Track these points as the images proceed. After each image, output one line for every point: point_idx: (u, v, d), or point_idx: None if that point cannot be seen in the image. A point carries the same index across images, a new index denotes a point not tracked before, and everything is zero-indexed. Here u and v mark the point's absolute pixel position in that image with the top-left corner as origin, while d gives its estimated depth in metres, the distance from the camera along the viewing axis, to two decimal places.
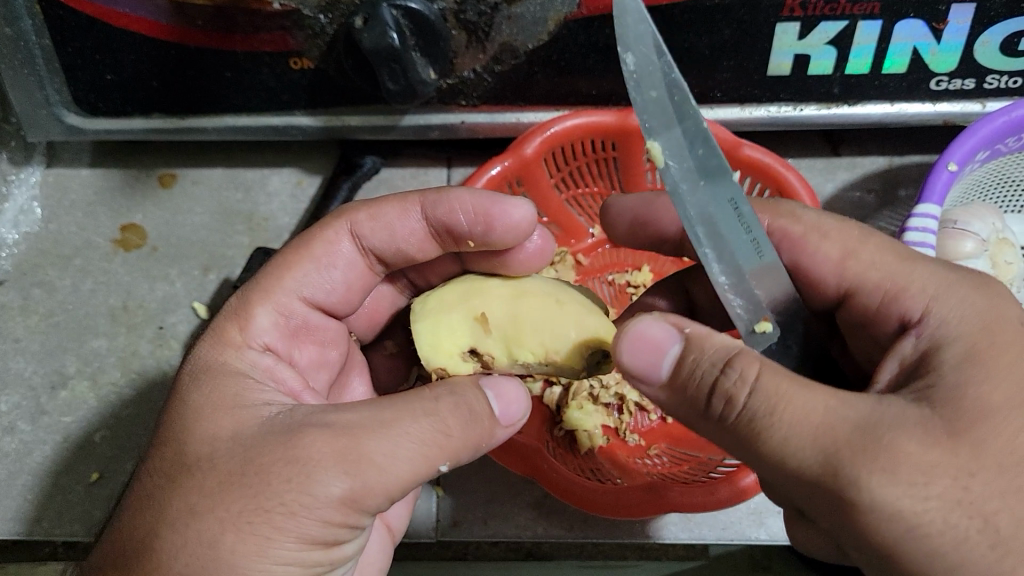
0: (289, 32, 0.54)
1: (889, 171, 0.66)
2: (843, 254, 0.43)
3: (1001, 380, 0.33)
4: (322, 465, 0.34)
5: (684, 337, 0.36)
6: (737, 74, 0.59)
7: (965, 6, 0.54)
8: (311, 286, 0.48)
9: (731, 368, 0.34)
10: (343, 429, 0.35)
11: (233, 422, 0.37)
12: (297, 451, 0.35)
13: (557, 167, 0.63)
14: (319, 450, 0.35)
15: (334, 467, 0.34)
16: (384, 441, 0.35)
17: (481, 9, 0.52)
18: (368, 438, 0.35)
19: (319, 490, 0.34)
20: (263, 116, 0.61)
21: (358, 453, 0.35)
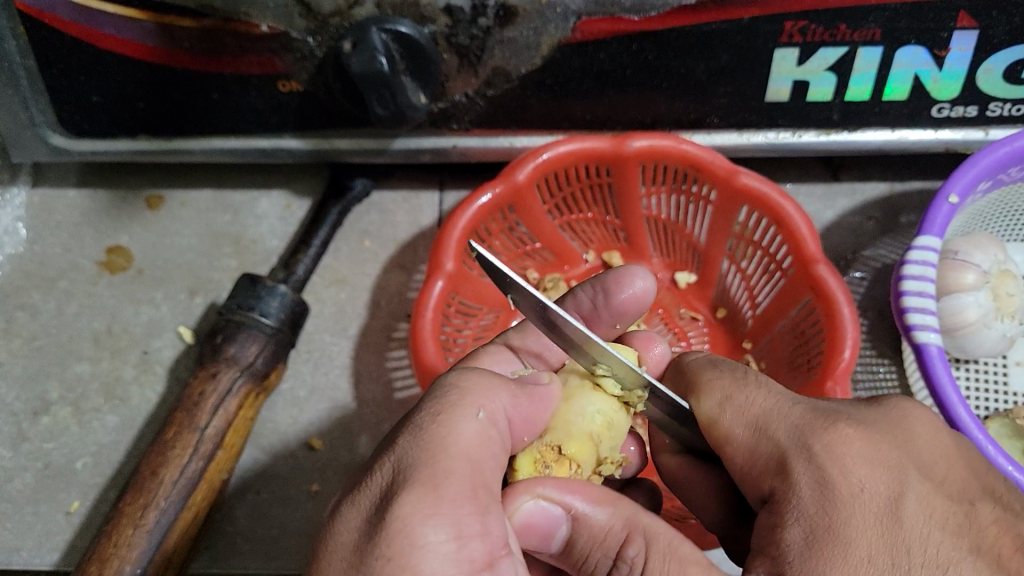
0: (277, 54, 0.53)
1: (889, 197, 0.65)
2: (721, 399, 0.39)
3: (857, 546, 0.32)
4: (419, 511, 0.32)
5: (570, 517, 0.38)
6: (734, 100, 0.58)
7: (968, 33, 0.53)
8: (519, 407, 0.39)
9: (622, 563, 0.37)
10: (423, 476, 0.33)
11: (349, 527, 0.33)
12: (398, 526, 0.32)
13: (551, 193, 0.61)
14: (408, 506, 0.32)
15: (440, 522, 0.32)
16: (467, 437, 0.35)
17: (473, 32, 0.51)
18: (440, 481, 0.33)
19: (433, 535, 0.32)
20: (251, 139, 0.60)
21: (435, 480, 0.33)
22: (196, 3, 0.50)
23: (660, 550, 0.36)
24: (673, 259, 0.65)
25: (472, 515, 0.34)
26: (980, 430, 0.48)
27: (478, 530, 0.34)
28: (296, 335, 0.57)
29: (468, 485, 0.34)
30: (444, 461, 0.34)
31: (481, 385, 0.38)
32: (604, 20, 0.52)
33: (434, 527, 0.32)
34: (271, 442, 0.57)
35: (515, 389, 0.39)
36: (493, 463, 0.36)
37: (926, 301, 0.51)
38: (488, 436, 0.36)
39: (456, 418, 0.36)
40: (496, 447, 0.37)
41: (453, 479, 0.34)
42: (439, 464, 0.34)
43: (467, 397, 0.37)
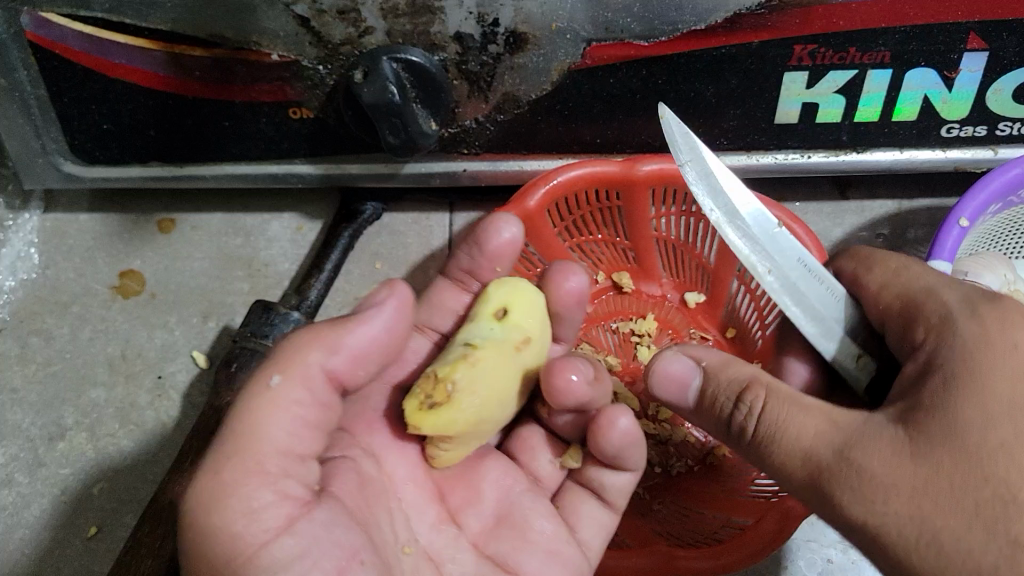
0: (288, 82, 0.54)
1: (898, 215, 0.65)
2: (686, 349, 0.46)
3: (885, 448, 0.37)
4: (210, 497, 0.37)
5: (701, 370, 0.45)
6: (744, 122, 0.58)
7: (978, 54, 0.54)
8: (334, 360, 0.41)
9: (742, 402, 0.42)
10: (213, 467, 0.38)
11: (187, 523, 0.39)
12: (201, 517, 0.37)
13: (561, 217, 0.61)
14: (199, 492, 0.37)
15: (232, 504, 0.37)
16: (269, 412, 0.39)
17: (484, 59, 0.52)
18: (235, 461, 0.38)
19: (227, 517, 0.37)
20: (263, 165, 0.60)
21: (230, 460, 0.38)
22: (207, 33, 0.51)
23: (779, 399, 0.41)
24: (682, 280, 0.65)
25: (271, 486, 0.38)
26: None
27: (274, 496, 0.38)
28: None
29: (271, 458, 0.38)
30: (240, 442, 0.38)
31: (292, 353, 0.40)
32: (615, 46, 0.52)
33: (224, 508, 0.37)
34: None
35: (329, 339, 0.41)
36: (293, 428, 0.39)
37: None
38: (286, 399, 0.39)
39: (254, 398, 0.39)
40: (300, 408, 0.40)
41: (240, 457, 0.38)
42: (229, 444, 0.38)
43: (269, 367, 0.40)
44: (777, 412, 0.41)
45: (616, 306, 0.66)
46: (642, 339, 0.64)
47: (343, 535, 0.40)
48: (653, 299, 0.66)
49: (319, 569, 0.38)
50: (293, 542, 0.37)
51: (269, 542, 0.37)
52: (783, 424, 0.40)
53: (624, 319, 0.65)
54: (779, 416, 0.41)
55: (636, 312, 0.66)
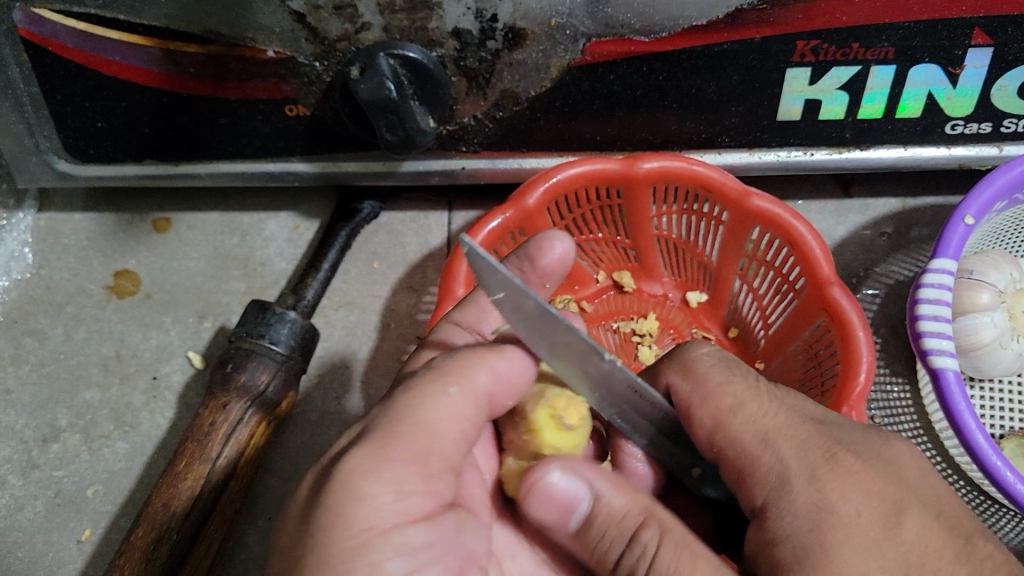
0: (284, 79, 0.53)
1: (903, 213, 0.64)
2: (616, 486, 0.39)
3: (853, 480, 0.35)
4: (363, 468, 0.33)
5: (590, 497, 0.38)
6: (746, 119, 0.57)
7: (982, 50, 0.53)
8: (496, 378, 0.39)
9: (636, 543, 0.37)
10: (373, 441, 0.34)
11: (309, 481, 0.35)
12: (343, 481, 0.33)
13: (561, 215, 0.59)
14: (356, 461, 0.33)
15: (383, 485, 0.33)
16: (438, 411, 0.36)
17: (482, 56, 0.52)
18: (386, 447, 0.34)
19: (360, 507, 0.33)
20: (258, 163, 0.59)
21: (388, 438, 0.34)
22: (201, 30, 0.50)
23: (671, 544, 0.36)
24: (684, 278, 0.63)
25: (415, 476, 0.34)
26: (997, 453, 0.49)
27: (419, 486, 0.34)
28: (306, 361, 0.56)
29: (422, 454, 0.35)
30: (400, 427, 0.35)
31: (463, 365, 0.38)
32: (615, 42, 0.52)
33: (375, 483, 0.33)
34: (283, 467, 0.57)
35: (489, 360, 0.39)
36: (454, 436, 0.36)
37: (942, 325, 0.50)
38: (458, 409, 0.37)
39: (429, 395, 0.36)
40: (464, 420, 0.37)
41: (404, 440, 0.34)
42: (394, 430, 0.35)
43: (438, 377, 0.37)
44: (668, 566, 0.36)
45: (617, 306, 0.63)
46: (644, 338, 0.61)
47: (466, 541, 0.37)
48: (654, 298, 0.63)
49: (439, 565, 0.35)
50: (424, 535, 0.34)
51: (399, 531, 0.33)
52: (676, 574, 0.35)
53: (625, 319, 0.62)
54: (668, 563, 0.36)
55: (637, 312, 0.63)
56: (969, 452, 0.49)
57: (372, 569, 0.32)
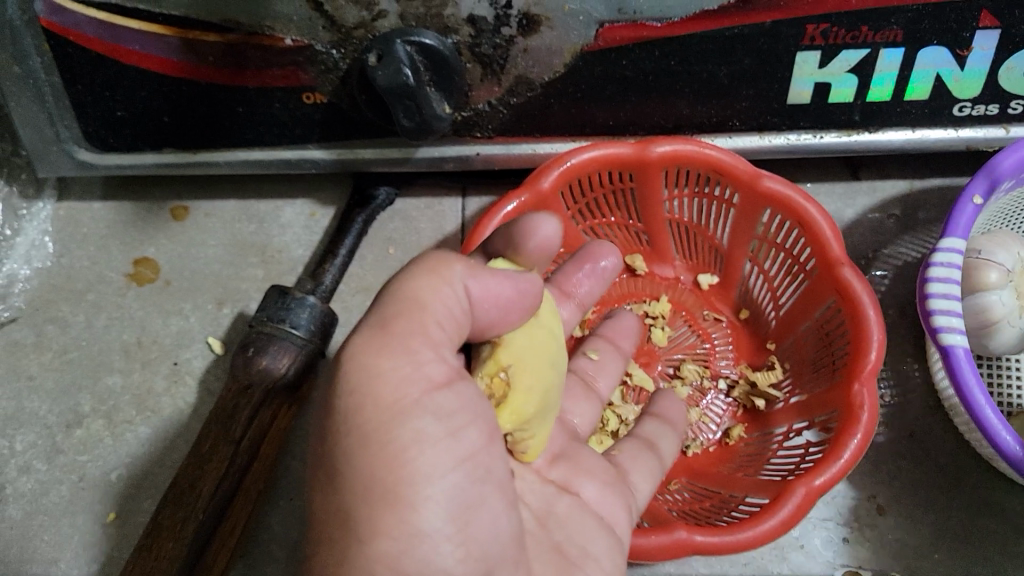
0: (301, 66, 0.54)
1: (910, 195, 0.65)
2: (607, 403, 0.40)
3: None
4: (370, 354, 0.35)
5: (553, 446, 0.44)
6: (756, 103, 0.58)
7: (989, 32, 0.54)
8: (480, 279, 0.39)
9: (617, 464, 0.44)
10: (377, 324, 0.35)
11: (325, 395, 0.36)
12: (369, 375, 0.34)
13: (573, 200, 0.60)
14: (359, 346, 0.35)
15: (398, 358, 0.35)
16: (423, 279, 0.37)
17: (496, 42, 0.53)
18: (386, 338, 0.35)
19: (375, 396, 0.34)
20: (275, 150, 0.60)
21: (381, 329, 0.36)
22: (220, 19, 0.51)
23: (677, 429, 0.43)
24: (695, 261, 0.64)
25: (428, 347, 0.36)
26: (1006, 428, 0.50)
27: (434, 356, 0.36)
28: (326, 346, 0.57)
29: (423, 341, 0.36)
30: (393, 309, 0.36)
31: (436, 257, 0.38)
32: (628, 27, 0.53)
33: (392, 356, 0.35)
34: (302, 449, 0.58)
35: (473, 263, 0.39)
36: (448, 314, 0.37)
37: (952, 302, 0.51)
38: (446, 282, 0.37)
39: (417, 271, 0.37)
40: (452, 297, 0.38)
41: (403, 319, 0.36)
42: (386, 313, 0.36)
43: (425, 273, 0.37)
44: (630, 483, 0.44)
45: (629, 289, 0.64)
46: (656, 321, 0.62)
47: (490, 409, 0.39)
48: (666, 281, 0.64)
49: (472, 429, 0.37)
50: (449, 401, 0.36)
51: (425, 404, 0.35)
52: None
53: (638, 302, 0.63)
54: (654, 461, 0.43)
55: (650, 295, 0.63)
56: (979, 427, 0.50)
57: (414, 437, 0.34)
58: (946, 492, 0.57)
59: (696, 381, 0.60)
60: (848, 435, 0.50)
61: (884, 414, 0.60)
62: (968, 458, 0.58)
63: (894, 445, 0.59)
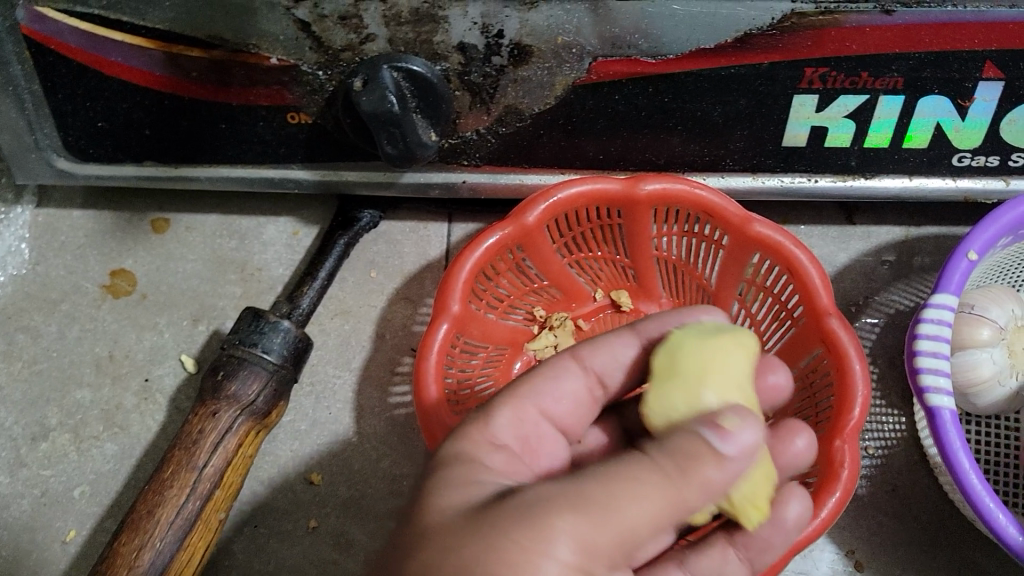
0: (286, 87, 0.53)
1: (905, 242, 0.63)
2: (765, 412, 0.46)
3: None
4: (552, 532, 0.31)
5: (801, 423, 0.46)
6: (750, 144, 0.57)
7: (992, 83, 0.53)
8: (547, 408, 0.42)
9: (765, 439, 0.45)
10: (577, 500, 0.32)
11: (460, 496, 0.34)
12: (545, 530, 0.31)
13: (560, 233, 0.58)
14: (548, 508, 0.32)
15: (565, 538, 0.31)
16: (631, 492, 0.32)
17: (486, 70, 0.52)
18: (529, 511, 0.32)
19: (481, 550, 0.31)
20: (258, 168, 0.59)
21: (486, 424, 0.38)
22: (205, 35, 0.50)
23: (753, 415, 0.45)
24: (682, 300, 0.62)
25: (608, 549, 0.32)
26: (990, 493, 0.48)
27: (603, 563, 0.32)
28: (298, 372, 0.56)
29: (540, 538, 0.31)
30: (622, 501, 0.32)
31: (693, 454, 0.34)
32: (621, 63, 0.52)
33: (552, 544, 0.31)
34: (270, 475, 0.58)
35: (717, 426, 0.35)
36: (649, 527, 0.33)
37: (940, 361, 0.50)
38: (678, 481, 0.33)
39: (640, 465, 0.33)
40: (643, 501, 0.32)
41: (607, 517, 0.32)
42: (618, 492, 0.32)
43: (661, 472, 0.33)
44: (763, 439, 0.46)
45: (613, 325, 0.62)
46: None
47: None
48: None
49: None
50: None
51: None
52: None
53: None
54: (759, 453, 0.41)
55: None
56: (963, 492, 0.48)
57: None
58: (926, 551, 0.56)
59: None
60: (826, 494, 0.48)
61: (867, 467, 0.58)
62: (950, 518, 0.57)
63: (874, 499, 0.57)
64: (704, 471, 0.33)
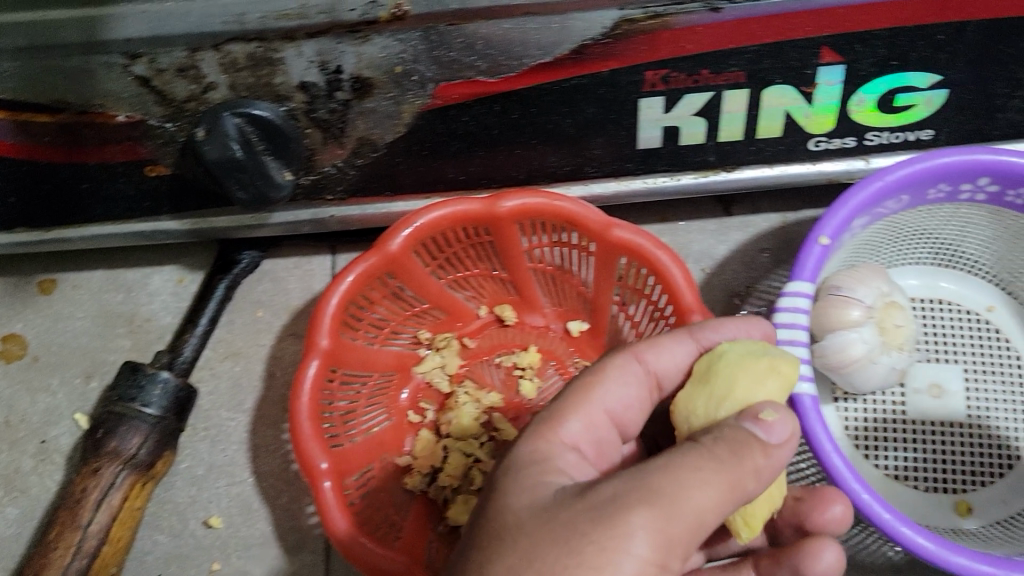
0: (138, 142, 0.53)
1: (783, 228, 0.64)
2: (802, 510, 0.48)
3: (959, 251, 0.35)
4: (613, 534, 0.32)
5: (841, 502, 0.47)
6: (608, 149, 0.58)
7: (834, 68, 0.53)
8: (609, 402, 0.42)
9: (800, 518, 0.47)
10: (628, 492, 0.33)
11: (530, 497, 0.35)
12: (620, 526, 0.32)
13: (432, 255, 0.59)
14: (637, 516, 0.32)
15: (644, 529, 0.32)
16: (693, 486, 0.33)
17: (332, 107, 0.52)
18: (599, 512, 0.33)
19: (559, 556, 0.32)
20: (128, 224, 0.60)
21: (557, 426, 0.39)
22: (49, 99, 0.50)
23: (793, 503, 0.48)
24: (565, 307, 0.63)
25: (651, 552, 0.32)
26: (855, 472, 0.49)
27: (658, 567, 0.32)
28: (184, 420, 0.57)
29: (613, 542, 0.32)
30: (669, 496, 0.32)
31: (736, 444, 0.35)
32: (464, 85, 0.52)
33: (631, 540, 0.32)
34: (171, 523, 0.58)
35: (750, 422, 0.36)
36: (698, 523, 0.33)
37: (798, 349, 0.51)
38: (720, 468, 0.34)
39: (684, 462, 0.34)
40: (703, 493, 0.33)
41: (675, 512, 0.32)
42: (665, 490, 0.33)
43: (703, 460, 0.34)
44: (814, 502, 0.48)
45: (499, 340, 0.63)
46: (524, 372, 0.61)
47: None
48: (536, 330, 0.63)
49: None
50: None
51: None
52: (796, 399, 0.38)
53: (507, 353, 0.62)
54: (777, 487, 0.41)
55: (519, 345, 0.63)
56: (829, 475, 0.49)
57: None
58: None
59: None
60: None
61: None
62: None
63: None
64: (751, 456, 0.34)
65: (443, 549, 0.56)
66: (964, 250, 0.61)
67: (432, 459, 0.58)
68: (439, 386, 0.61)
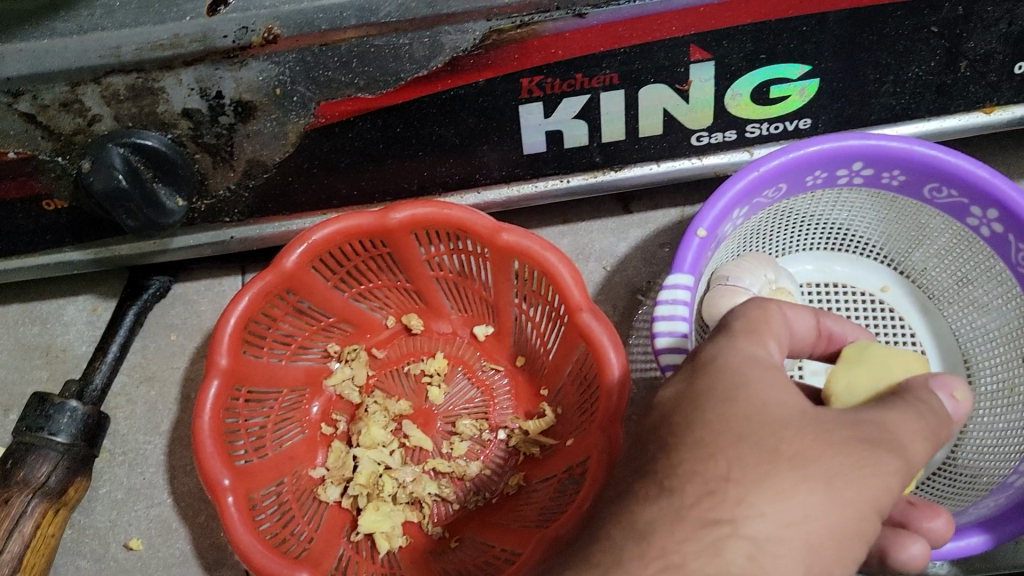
0: (31, 177, 0.54)
1: (681, 222, 0.67)
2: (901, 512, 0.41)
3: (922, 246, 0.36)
4: (800, 480, 0.32)
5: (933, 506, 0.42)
6: (498, 156, 0.59)
7: (702, 65, 0.54)
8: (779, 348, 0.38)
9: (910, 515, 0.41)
10: (854, 441, 0.33)
11: (796, 409, 0.34)
12: (829, 471, 0.32)
13: (333, 270, 0.60)
14: (839, 467, 0.32)
15: (836, 486, 0.32)
16: (880, 447, 0.33)
17: (217, 131, 0.53)
18: (845, 450, 0.33)
19: (814, 486, 0.32)
20: (31, 257, 0.61)
21: (761, 339, 0.37)
22: None
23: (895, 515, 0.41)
24: (470, 313, 0.65)
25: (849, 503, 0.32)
26: None
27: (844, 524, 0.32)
28: (95, 447, 0.58)
29: (874, 480, 0.32)
30: (870, 451, 0.33)
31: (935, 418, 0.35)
32: (345, 102, 0.52)
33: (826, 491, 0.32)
34: (93, 548, 0.60)
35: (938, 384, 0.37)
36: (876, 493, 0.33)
37: (678, 340, 0.51)
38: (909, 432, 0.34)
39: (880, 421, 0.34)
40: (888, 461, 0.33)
41: (882, 461, 0.33)
42: (870, 442, 0.33)
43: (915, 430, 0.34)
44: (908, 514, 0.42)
45: (408, 349, 0.65)
46: (432, 379, 0.63)
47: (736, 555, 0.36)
48: (443, 336, 0.65)
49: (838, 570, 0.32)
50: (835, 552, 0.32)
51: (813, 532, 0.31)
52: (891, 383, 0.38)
53: (416, 361, 0.64)
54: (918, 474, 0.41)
55: (427, 352, 0.65)
56: None
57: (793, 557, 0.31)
58: None
59: (474, 434, 0.61)
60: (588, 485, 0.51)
61: None
62: None
63: None
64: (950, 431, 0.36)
65: (358, 555, 0.58)
66: (853, 232, 0.63)
67: (344, 470, 0.60)
68: (350, 398, 0.63)
